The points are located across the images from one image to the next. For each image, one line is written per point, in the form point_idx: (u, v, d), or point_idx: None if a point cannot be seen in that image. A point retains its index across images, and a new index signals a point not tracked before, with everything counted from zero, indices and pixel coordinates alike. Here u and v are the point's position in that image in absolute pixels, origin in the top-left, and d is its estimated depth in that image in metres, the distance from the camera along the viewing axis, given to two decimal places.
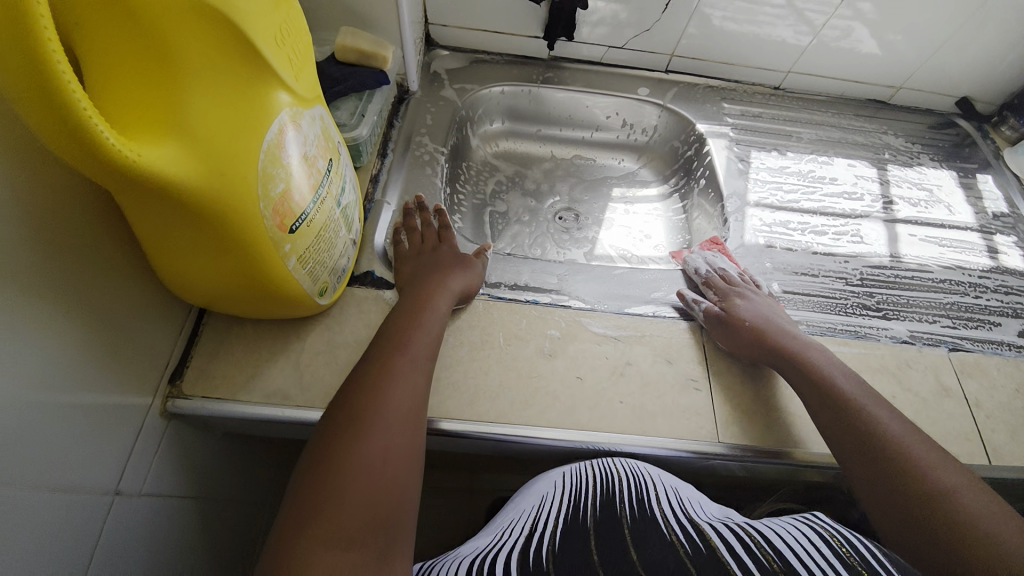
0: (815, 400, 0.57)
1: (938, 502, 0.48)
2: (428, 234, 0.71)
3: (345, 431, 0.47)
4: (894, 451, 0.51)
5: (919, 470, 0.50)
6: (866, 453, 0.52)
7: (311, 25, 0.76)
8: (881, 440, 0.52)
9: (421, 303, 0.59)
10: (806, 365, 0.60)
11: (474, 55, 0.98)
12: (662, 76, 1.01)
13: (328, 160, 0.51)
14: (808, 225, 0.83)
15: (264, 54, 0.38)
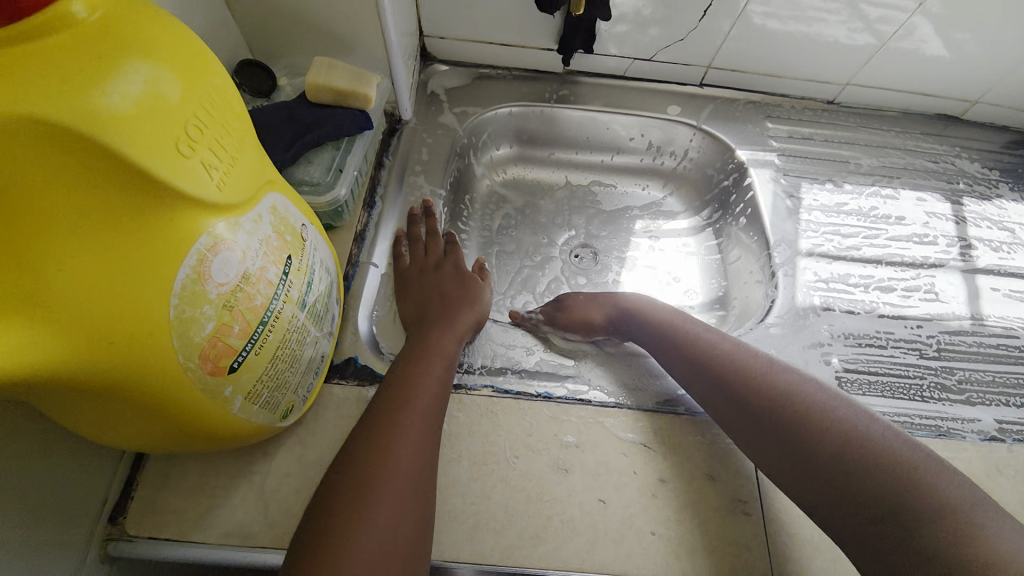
0: (715, 399, 0.52)
1: (886, 482, 0.40)
2: (432, 247, 0.67)
3: (350, 494, 0.41)
4: (814, 433, 0.45)
5: (852, 447, 0.43)
6: (793, 451, 0.46)
7: (281, 50, 0.64)
8: (801, 424, 0.46)
9: (432, 349, 0.54)
10: (710, 366, 0.54)
11: (478, 71, 0.84)
12: (696, 91, 0.87)
13: (286, 260, 0.40)
14: (873, 280, 0.71)
15: (161, 170, 0.27)
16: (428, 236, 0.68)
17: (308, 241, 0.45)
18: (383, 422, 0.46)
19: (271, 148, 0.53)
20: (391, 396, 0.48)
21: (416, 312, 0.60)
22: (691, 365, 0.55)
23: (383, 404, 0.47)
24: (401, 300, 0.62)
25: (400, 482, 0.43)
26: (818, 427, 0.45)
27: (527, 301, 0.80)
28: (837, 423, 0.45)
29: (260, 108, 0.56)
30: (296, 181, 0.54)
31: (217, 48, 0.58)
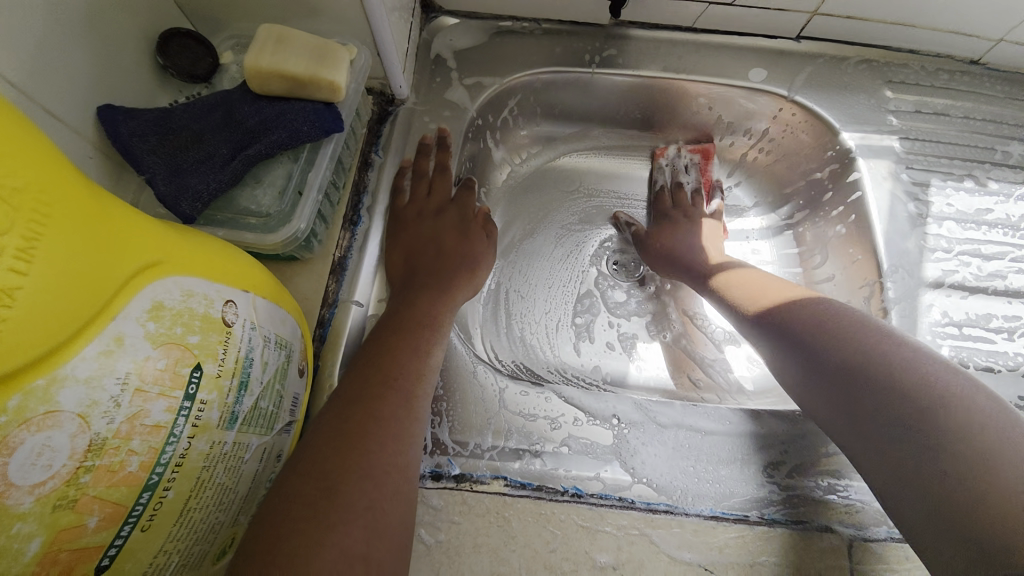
0: (783, 346, 0.47)
1: (944, 441, 0.34)
2: (438, 187, 0.58)
3: (311, 507, 0.33)
4: (876, 385, 0.38)
5: (916, 401, 0.36)
6: (850, 403, 0.40)
7: (223, 9, 0.47)
8: (858, 372, 0.40)
9: (419, 321, 0.47)
10: (790, 312, 0.49)
11: (496, 24, 0.64)
12: (791, 47, 0.64)
13: (188, 379, 0.26)
14: (1021, 322, 0.55)
15: None
16: (437, 173, 0.59)
17: (237, 320, 0.31)
18: (354, 408, 0.38)
19: (201, 167, 0.39)
20: (369, 374, 0.41)
21: (405, 268, 0.53)
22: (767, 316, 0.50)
23: (357, 386, 0.40)
24: (391, 246, 0.54)
25: (373, 482, 0.35)
26: (888, 380, 0.38)
27: (555, 327, 0.64)
28: (908, 375, 0.38)
29: (186, 106, 0.42)
30: (241, 211, 0.41)
31: (126, 14, 0.41)
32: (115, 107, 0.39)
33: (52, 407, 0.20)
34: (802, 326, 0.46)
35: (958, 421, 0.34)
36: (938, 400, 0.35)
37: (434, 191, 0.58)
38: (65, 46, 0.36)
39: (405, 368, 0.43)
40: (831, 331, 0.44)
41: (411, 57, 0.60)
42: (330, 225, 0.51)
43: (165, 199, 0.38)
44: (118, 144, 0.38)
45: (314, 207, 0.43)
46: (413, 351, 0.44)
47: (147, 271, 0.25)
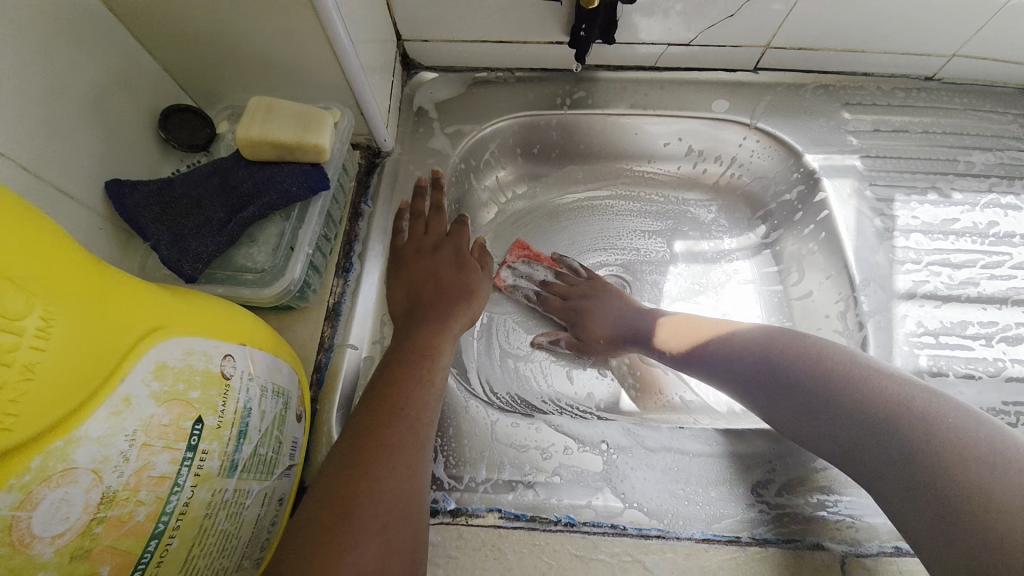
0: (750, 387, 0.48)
1: (923, 457, 0.35)
2: (434, 225, 0.60)
3: (319, 532, 0.34)
4: (843, 406, 0.40)
5: (882, 413, 0.38)
6: (830, 429, 0.41)
7: (220, 84, 0.51)
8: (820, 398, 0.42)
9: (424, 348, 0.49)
10: (729, 342, 0.51)
11: (474, 76, 0.69)
12: (751, 79, 0.68)
13: (190, 431, 0.29)
14: (997, 327, 0.57)
15: None
16: (433, 212, 0.61)
17: (234, 373, 0.33)
18: (364, 436, 0.40)
19: (201, 232, 0.42)
20: (376, 401, 0.43)
21: (407, 304, 0.54)
22: (717, 355, 0.51)
23: (363, 416, 0.41)
24: (392, 284, 0.56)
25: (381, 503, 0.37)
26: (859, 397, 0.40)
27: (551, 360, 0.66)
28: (868, 392, 0.40)
29: (186, 175, 0.45)
30: (238, 268, 0.44)
31: (130, 96, 0.46)
32: (120, 180, 0.43)
33: (68, 466, 0.22)
34: (759, 359, 0.47)
35: (935, 423, 0.36)
36: (903, 410, 0.37)
37: (430, 229, 0.60)
38: (74, 130, 0.40)
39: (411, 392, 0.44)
40: (793, 361, 0.45)
41: (394, 111, 0.64)
42: (324, 274, 0.54)
43: (168, 262, 0.41)
44: (124, 214, 0.42)
45: (306, 260, 0.46)
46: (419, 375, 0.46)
47: (152, 334, 0.27)
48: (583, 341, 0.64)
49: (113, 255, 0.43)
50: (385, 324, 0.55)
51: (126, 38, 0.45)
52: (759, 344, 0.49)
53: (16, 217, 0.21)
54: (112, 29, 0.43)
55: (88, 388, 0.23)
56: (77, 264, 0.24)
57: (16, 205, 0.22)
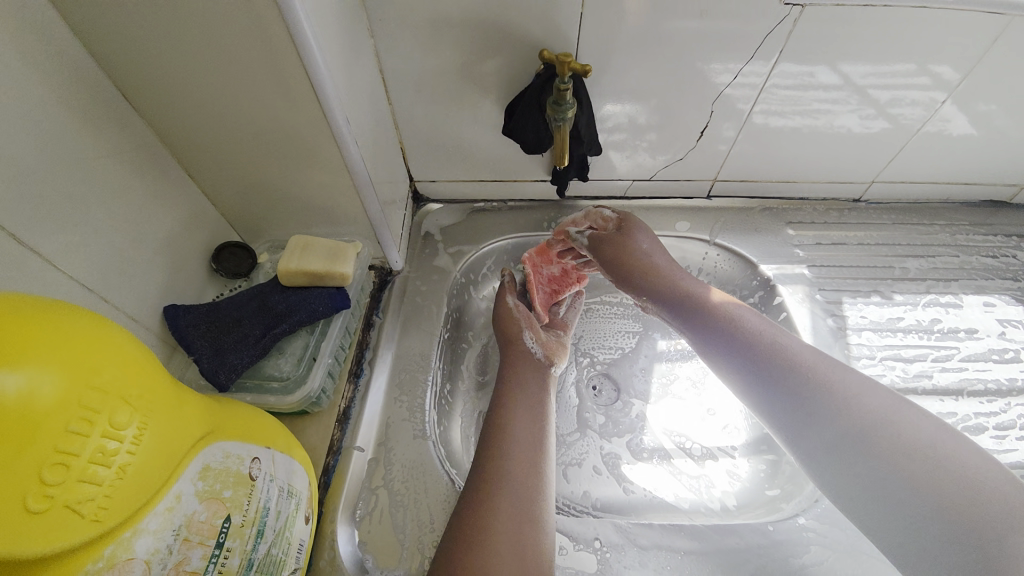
0: (755, 372, 0.54)
1: (897, 447, 0.44)
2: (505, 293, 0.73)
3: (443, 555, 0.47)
4: (863, 437, 0.46)
5: (913, 455, 0.43)
6: (838, 454, 0.47)
7: (264, 222, 0.62)
8: (831, 417, 0.48)
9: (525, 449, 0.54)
10: (719, 322, 0.58)
11: (472, 205, 0.82)
12: (706, 203, 0.81)
13: (219, 528, 0.33)
14: (957, 418, 0.61)
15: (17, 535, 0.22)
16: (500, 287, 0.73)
17: (259, 474, 0.38)
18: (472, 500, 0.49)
19: (238, 346, 0.50)
20: (479, 503, 0.49)
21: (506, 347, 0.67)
22: (731, 344, 0.56)
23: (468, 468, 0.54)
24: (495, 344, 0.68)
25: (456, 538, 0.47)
26: (886, 432, 0.45)
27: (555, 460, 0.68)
28: (897, 432, 0.45)
29: (229, 299, 0.53)
30: (265, 377, 0.51)
31: (190, 235, 0.57)
32: (175, 305, 0.52)
33: (129, 555, 0.27)
34: (773, 357, 0.53)
35: (958, 470, 0.42)
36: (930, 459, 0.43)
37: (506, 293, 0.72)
38: (141, 265, 0.50)
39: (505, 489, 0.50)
40: (817, 373, 0.50)
41: (404, 237, 0.76)
42: (337, 380, 0.60)
43: (206, 372, 0.48)
44: (175, 332, 0.50)
45: (325, 369, 0.53)
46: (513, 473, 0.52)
47: (203, 439, 0.33)
48: (606, 246, 0.65)
49: None
50: (389, 427, 0.59)
51: (195, 192, 0.57)
52: (777, 348, 0.54)
53: (127, 348, 0.28)
54: (186, 187, 0.56)
55: (154, 486, 0.28)
56: (160, 381, 0.30)
57: (126, 338, 0.29)
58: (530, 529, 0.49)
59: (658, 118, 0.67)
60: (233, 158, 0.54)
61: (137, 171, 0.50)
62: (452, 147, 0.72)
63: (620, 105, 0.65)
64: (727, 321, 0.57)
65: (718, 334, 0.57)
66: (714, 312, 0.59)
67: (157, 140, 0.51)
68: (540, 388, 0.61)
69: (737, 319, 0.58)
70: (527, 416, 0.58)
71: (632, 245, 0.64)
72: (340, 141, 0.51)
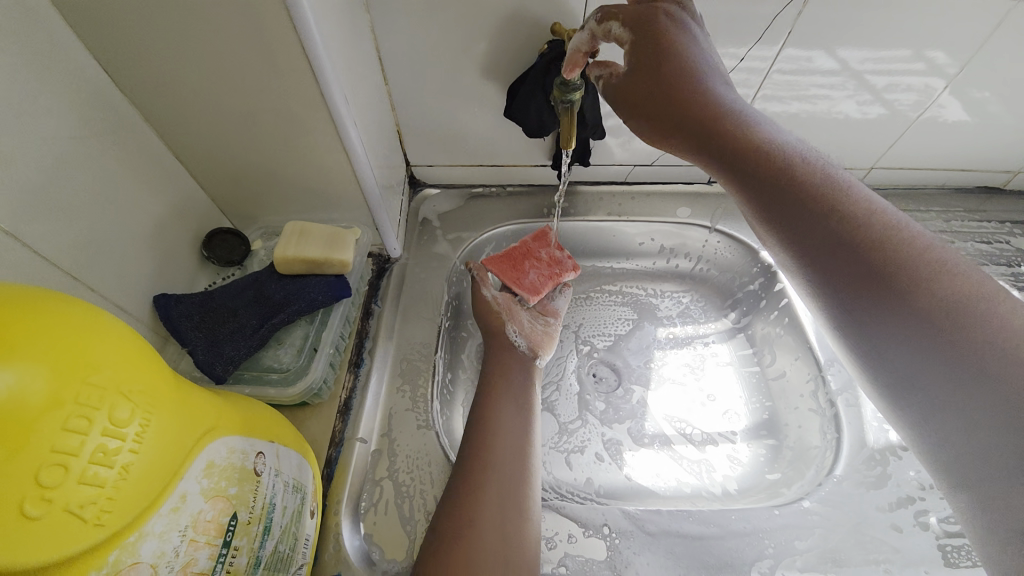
0: (834, 258, 0.38)
1: (943, 312, 0.32)
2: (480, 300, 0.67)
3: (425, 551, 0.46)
4: (965, 319, 0.32)
5: (1008, 345, 0.30)
6: (938, 330, 0.32)
7: (256, 207, 0.60)
8: (960, 309, 0.32)
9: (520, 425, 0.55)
10: (755, 159, 0.43)
11: (470, 191, 0.80)
12: (707, 189, 0.80)
13: (226, 526, 0.31)
14: None
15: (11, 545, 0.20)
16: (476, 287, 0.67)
17: (264, 469, 0.36)
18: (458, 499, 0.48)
19: (235, 336, 0.48)
20: (462, 492, 0.48)
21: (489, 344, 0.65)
22: (777, 202, 0.42)
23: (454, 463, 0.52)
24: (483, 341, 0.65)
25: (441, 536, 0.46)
26: (996, 322, 0.31)
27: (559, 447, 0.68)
28: (1000, 319, 0.31)
29: (224, 287, 0.51)
30: (264, 368, 0.49)
31: (180, 222, 0.54)
32: (166, 295, 0.49)
33: (135, 560, 0.25)
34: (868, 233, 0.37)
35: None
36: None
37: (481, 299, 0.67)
38: (130, 253, 0.47)
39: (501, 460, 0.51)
40: (892, 246, 0.36)
41: (402, 223, 0.73)
42: (338, 370, 0.59)
43: (202, 365, 0.46)
44: (167, 324, 0.47)
45: (327, 360, 0.51)
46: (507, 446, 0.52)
47: (206, 435, 0.31)
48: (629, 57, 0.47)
49: None
50: (392, 418, 0.58)
51: (184, 176, 0.54)
52: (839, 194, 0.39)
53: (127, 341, 0.27)
54: (174, 171, 0.53)
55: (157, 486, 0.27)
56: (160, 374, 0.28)
57: (126, 329, 0.27)
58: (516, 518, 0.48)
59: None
60: (224, 141, 0.51)
61: (125, 154, 0.47)
62: (450, 130, 0.70)
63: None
64: (806, 185, 0.41)
65: (803, 219, 0.40)
66: (792, 182, 0.41)
67: (143, 120, 0.48)
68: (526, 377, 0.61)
69: (829, 186, 0.40)
70: (515, 407, 0.57)
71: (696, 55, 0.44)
72: (340, 124, 0.49)
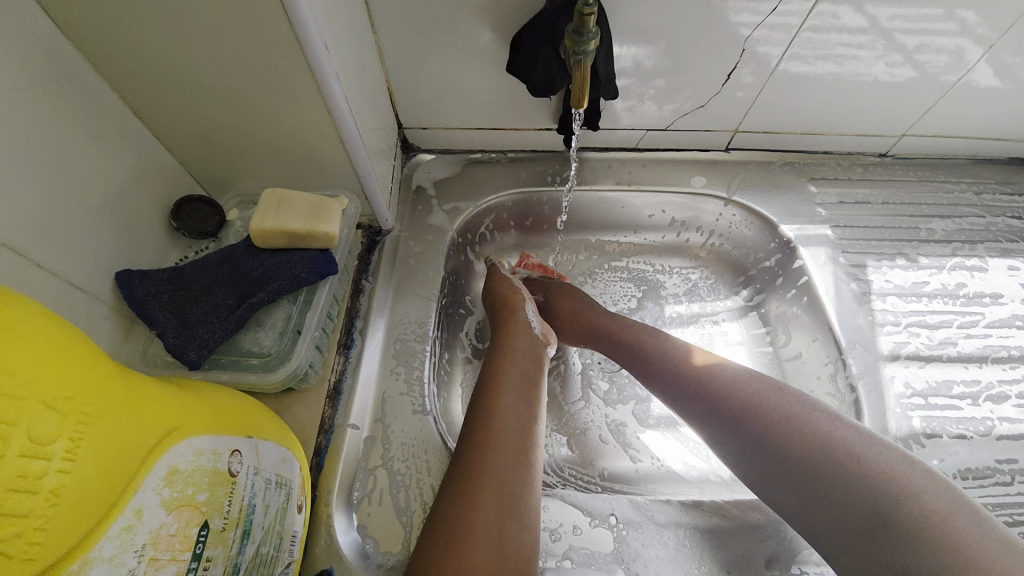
0: (734, 434, 0.45)
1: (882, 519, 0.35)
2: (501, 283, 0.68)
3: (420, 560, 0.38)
4: (812, 436, 0.41)
5: (882, 504, 0.36)
6: (786, 456, 0.41)
7: (232, 172, 0.54)
8: (793, 425, 0.42)
9: (528, 415, 0.47)
10: (713, 388, 0.48)
11: (468, 157, 0.74)
12: (723, 157, 0.74)
13: (196, 537, 0.28)
14: (980, 386, 0.60)
15: None
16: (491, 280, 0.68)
17: (241, 469, 0.33)
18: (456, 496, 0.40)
19: (209, 318, 0.43)
20: (461, 492, 0.40)
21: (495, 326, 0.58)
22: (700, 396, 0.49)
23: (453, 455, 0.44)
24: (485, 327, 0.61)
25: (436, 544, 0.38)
26: (821, 435, 0.41)
27: (562, 430, 0.65)
28: (829, 432, 0.41)
29: (196, 263, 0.46)
30: (244, 353, 0.44)
31: (145, 189, 0.48)
32: (130, 271, 0.44)
33: None
34: (777, 415, 0.44)
35: (914, 505, 0.35)
36: (866, 464, 0.38)
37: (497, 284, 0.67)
38: (87, 224, 0.42)
39: (502, 455, 0.42)
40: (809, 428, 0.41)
41: (394, 192, 0.68)
42: (326, 353, 0.54)
43: (173, 349, 0.41)
44: (132, 304, 0.42)
45: (312, 344, 0.46)
46: (510, 442, 0.43)
47: (167, 438, 0.27)
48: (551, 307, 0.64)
49: (115, 344, 0.43)
50: (386, 403, 0.54)
51: (146, 137, 0.48)
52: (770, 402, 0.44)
53: (54, 337, 0.22)
54: (134, 131, 0.46)
55: (102, 506, 0.23)
56: (102, 374, 0.24)
57: (54, 322, 0.23)
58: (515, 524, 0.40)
59: (668, 63, 0.60)
60: (189, 96, 0.45)
61: (75, 108, 0.41)
62: (446, 88, 0.63)
63: (625, 46, 0.58)
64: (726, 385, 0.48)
65: (694, 397, 0.49)
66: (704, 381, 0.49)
67: (92, 70, 0.41)
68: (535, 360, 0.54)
69: (732, 377, 0.48)
70: (520, 393, 0.48)
71: (585, 305, 0.63)
72: (320, 76, 0.43)
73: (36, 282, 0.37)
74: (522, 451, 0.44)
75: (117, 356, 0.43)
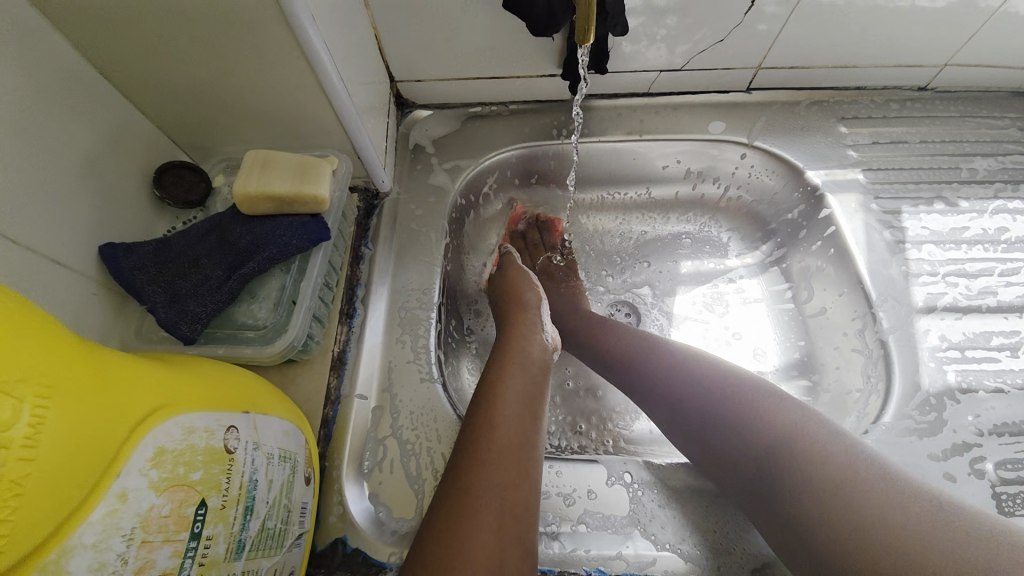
0: (656, 404, 0.48)
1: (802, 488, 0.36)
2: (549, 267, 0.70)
3: (435, 517, 0.38)
4: (728, 409, 0.42)
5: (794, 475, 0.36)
6: (694, 421, 0.44)
7: (215, 136, 0.50)
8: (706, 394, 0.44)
9: (516, 443, 0.42)
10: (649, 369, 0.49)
11: (467, 111, 0.69)
12: (743, 99, 0.68)
13: (192, 518, 0.27)
14: (1021, 337, 0.56)
15: None
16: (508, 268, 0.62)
17: (239, 445, 0.31)
18: (471, 457, 0.40)
19: (199, 291, 0.41)
20: (473, 457, 0.40)
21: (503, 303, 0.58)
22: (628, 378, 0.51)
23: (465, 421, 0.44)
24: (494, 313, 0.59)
25: (449, 504, 0.38)
26: (730, 406, 0.42)
27: (577, 393, 0.64)
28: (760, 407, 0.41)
29: (182, 233, 0.44)
30: (239, 325, 0.43)
31: (124, 157, 0.45)
32: (114, 243, 0.42)
33: None
34: (680, 387, 0.46)
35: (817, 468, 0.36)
36: (781, 436, 0.38)
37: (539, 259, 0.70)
38: (66, 197, 0.39)
39: (486, 490, 0.39)
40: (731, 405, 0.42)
41: (390, 152, 0.64)
42: (327, 323, 0.53)
43: (165, 324, 0.40)
44: (119, 278, 0.40)
45: (308, 313, 0.44)
46: (511, 434, 0.42)
47: (151, 417, 0.25)
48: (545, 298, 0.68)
49: (108, 321, 0.42)
50: (392, 371, 0.53)
51: (119, 100, 0.44)
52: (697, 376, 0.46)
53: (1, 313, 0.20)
54: (105, 95, 0.43)
55: (77, 492, 0.21)
56: (67, 353, 0.22)
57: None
58: (524, 488, 0.40)
59: None
60: (155, 54, 0.41)
61: (38, 70, 0.37)
62: (439, 35, 0.58)
63: None
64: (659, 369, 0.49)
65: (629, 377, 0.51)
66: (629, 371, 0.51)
67: (51, 27, 0.37)
68: (542, 338, 0.54)
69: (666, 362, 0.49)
70: (527, 368, 0.49)
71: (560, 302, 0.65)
72: (294, 19, 0.38)
73: (20, 260, 0.35)
74: (533, 423, 0.45)
75: (112, 334, 0.42)
